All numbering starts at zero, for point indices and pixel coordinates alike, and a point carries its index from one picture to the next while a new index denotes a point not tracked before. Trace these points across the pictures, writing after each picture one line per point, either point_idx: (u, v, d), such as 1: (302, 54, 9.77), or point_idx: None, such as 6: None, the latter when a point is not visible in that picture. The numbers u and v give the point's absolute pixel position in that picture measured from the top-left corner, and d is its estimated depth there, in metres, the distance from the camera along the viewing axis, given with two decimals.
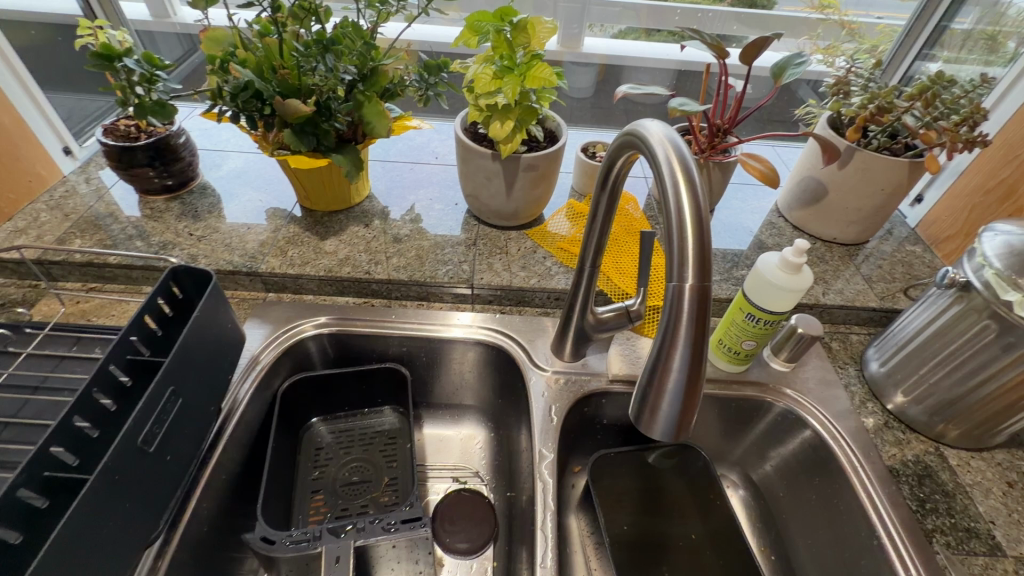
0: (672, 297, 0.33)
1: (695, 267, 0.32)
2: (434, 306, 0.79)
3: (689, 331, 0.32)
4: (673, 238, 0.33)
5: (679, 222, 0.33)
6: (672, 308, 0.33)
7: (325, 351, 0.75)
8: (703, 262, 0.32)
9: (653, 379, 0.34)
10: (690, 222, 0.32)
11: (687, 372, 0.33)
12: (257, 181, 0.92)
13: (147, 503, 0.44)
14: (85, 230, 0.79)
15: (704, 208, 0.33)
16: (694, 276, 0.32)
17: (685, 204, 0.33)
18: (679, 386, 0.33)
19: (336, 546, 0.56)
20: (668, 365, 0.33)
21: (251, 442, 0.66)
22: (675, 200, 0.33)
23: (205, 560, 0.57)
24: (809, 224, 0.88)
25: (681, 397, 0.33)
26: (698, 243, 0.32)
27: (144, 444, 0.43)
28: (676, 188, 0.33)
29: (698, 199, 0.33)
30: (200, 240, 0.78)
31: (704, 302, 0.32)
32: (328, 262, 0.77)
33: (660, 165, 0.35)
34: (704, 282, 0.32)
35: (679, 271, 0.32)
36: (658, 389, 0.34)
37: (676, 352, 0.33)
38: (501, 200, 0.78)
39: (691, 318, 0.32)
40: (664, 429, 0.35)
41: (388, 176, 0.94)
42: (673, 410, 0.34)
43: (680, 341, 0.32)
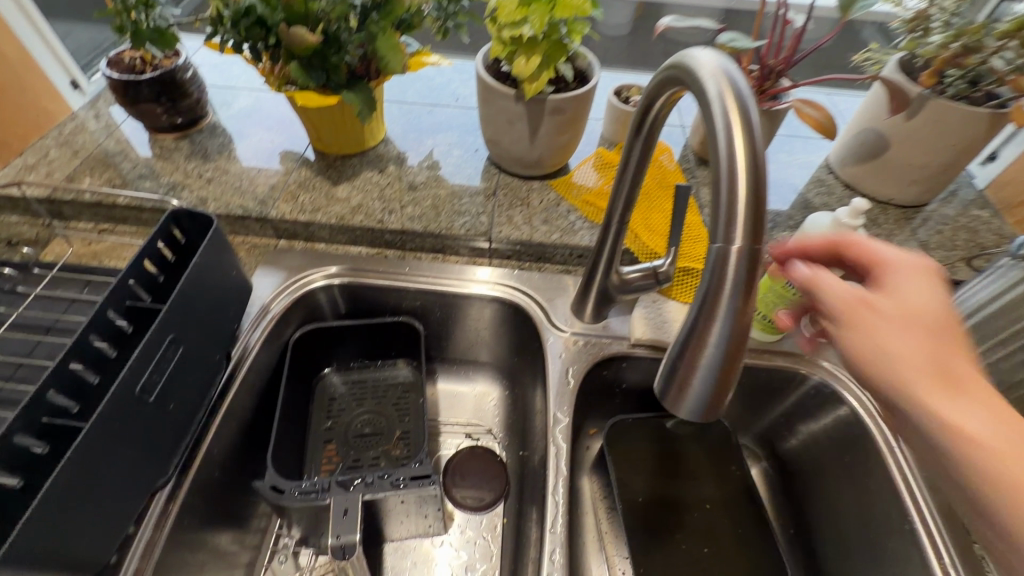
0: (715, 261, 0.28)
1: (746, 226, 0.27)
2: (450, 259, 0.75)
3: (733, 301, 0.28)
4: (722, 190, 0.28)
5: (730, 171, 0.27)
6: (714, 273, 0.28)
7: (336, 303, 0.73)
8: (755, 221, 0.27)
9: (684, 354, 0.30)
10: (743, 171, 0.27)
11: (726, 347, 0.29)
12: (269, 120, 0.87)
13: (149, 450, 0.43)
14: (94, 168, 0.77)
15: (761, 157, 0.27)
16: (743, 237, 0.27)
17: (739, 150, 0.27)
18: (714, 363, 0.29)
19: (344, 499, 0.55)
20: (703, 339, 0.29)
21: (263, 390, 0.66)
22: (728, 146, 0.28)
23: (218, 503, 0.57)
24: (862, 183, 0.79)
25: (716, 373, 0.29)
26: (751, 196, 0.27)
27: (144, 393, 0.42)
28: (728, 131, 0.28)
29: (755, 144, 0.27)
30: (210, 182, 0.75)
31: (755, 267, 0.28)
32: (340, 209, 0.73)
33: (711, 102, 0.29)
34: (755, 244, 0.27)
35: (724, 231, 0.28)
36: (689, 364, 0.30)
37: (714, 325, 0.28)
38: (524, 146, 0.72)
39: (735, 285, 0.28)
40: (693, 408, 0.31)
41: (405, 118, 0.88)
42: (706, 386, 0.30)
43: (721, 310, 0.28)
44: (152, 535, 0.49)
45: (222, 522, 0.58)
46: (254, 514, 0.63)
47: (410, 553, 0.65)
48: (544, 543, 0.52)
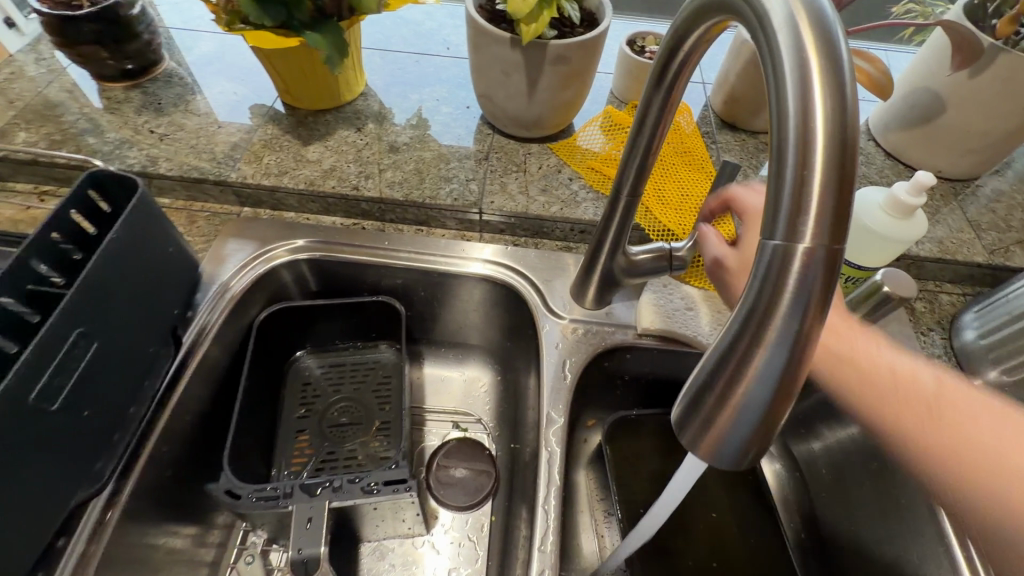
0: (769, 264, 0.20)
1: (822, 220, 0.19)
2: (436, 232, 0.67)
3: (792, 323, 0.20)
4: (787, 164, 0.19)
5: (803, 136, 0.19)
6: (767, 282, 0.20)
7: (306, 279, 0.65)
8: (834, 212, 0.19)
9: (711, 388, 0.22)
10: (823, 136, 0.18)
11: (774, 383, 0.21)
12: (233, 69, 0.77)
13: (55, 467, 0.36)
14: (32, 121, 0.67)
15: (852, 117, 0.18)
16: (816, 233, 0.19)
17: (819, 106, 0.19)
18: (755, 403, 0.21)
19: (308, 506, 0.49)
20: (742, 372, 0.21)
21: (223, 378, 0.59)
22: (802, 99, 0.19)
23: (171, 504, 0.52)
24: (907, 152, 0.69)
25: (757, 417, 0.21)
26: (834, 176, 0.19)
27: (43, 401, 0.34)
28: (803, 78, 0.19)
29: (844, 97, 0.19)
30: (163, 139, 0.66)
31: (829, 278, 0.19)
32: (310, 172, 0.64)
33: (778, 33, 0.20)
34: (833, 243, 0.19)
35: (788, 224, 0.19)
36: (719, 400, 0.22)
37: (760, 354, 0.20)
38: (521, 103, 0.63)
39: (796, 302, 0.20)
40: (720, 455, 0.23)
41: (389, 68, 0.78)
42: (741, 429, 0.22)
43: (773, 332, 0.20)
44: (86, 548, 0.43)
45: (176, 523, 0.52)
46: (216, 510, 0.57)
47: (389, 554, 0.60)
48: (531, 561, 0.46)
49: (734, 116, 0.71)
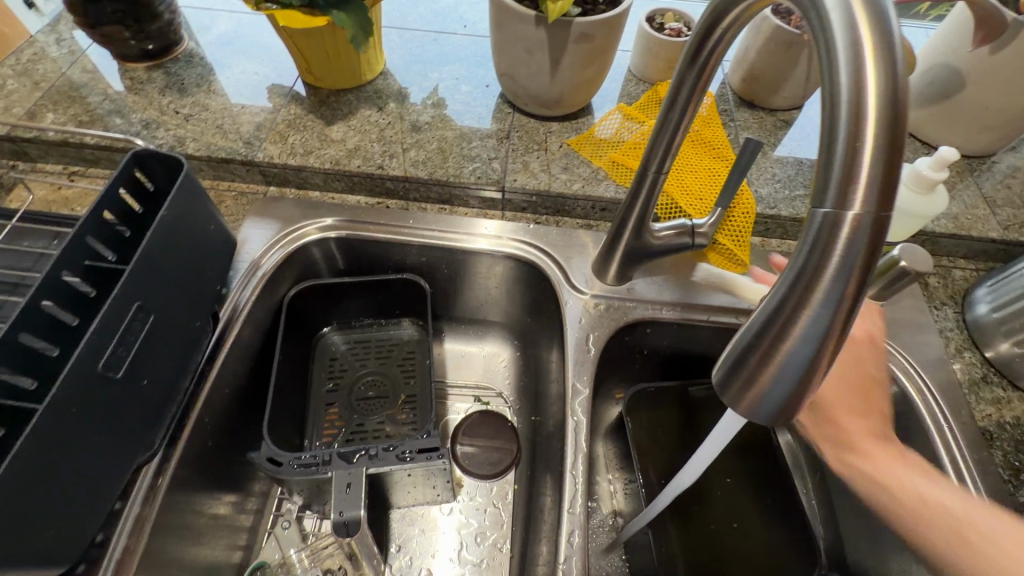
0: (819, 231, 0.21)
1: (871, 189, 0.20)
2: (458, 211, 0.68)
3: (837, 285, 0.21)
4: (838, 136, 0.20)
5: (854, 109, 0.20)
6: (817, 245, 0.21)
7: (333, 258, 0.67)
8: (884, 182, 0.20)
9: (756, 347, 0.23)
10: (874, 109, 0.20)
11: (816, 343, 0.22)
12: (251, 47, 0.77)
13: (119, 432, 0.38)
14: (58, 102, 0.68)
15: (903, 92, 0.20)
16: (864, 201, 0.20)
17: (871, 82, 0.20)
18: (796, 362, 0.23)
19: (346, 473, 0.52)
20: (787, 331, 0.22)
21: (257, 352, 0.61)
22: (855, 73, 0.20)
23: (214, 471, 0.54)
24: (924, 129, 0.70)
25: (799, 374, 0.23)
26: (884, 148, 0.20)
27: (108, 369, 0.36)
28: (856, 55, 0.20)
29: (895, 73, 0.20)
30: (188, 119, 0.67)
31: (875, 244, 0.21)
32: (335, 152, 0.65)
33: (832, 12, 0.21)
34: (880, 211, 0.20)
35: (838, 192, 0.21)
36: (761, 358, 0.23)
37: (805, 314, 0.22)
38: (543, 81, 0.63)
39: (841, 267, 0.21)
40: (761, 411, 0.25)
41: (407, 47, 0.78)
42: (783, 385, 0.23)
43: (818, 295, 0.21)
44: (142, 511, 0.46)
45: (220, 489, 0.55)
46: (253, 478, 0.60)
47: (417, 520, 0.62)
48: (561, 524, 0.49)
49: (752, 93, 0.72)
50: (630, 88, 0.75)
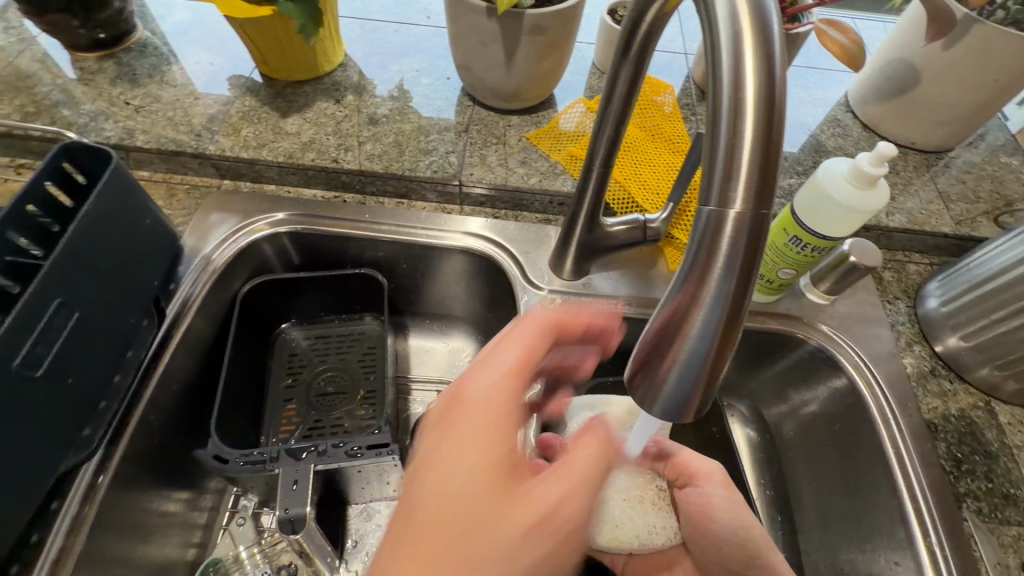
0: (706, 226, 0.22)
1: (749, 186, 0.21)
2: (416, 205, 0.67)
3: (726, 279, 0.21)
4: (721, 132, 0.21)
5: (734, 106, 0.21)
6: (705, 240, 0.22)
7: (287, 252, 0.66)
8: (761, 180, 0.21)
9: (657, 343, 0.23)
10: (752, 107, 0.20)
11: (713, 338, 0.22)
12: (208, 37, 0.75)
13: (43, 431, 0.38)
14: (3, 92, 0.66)
15: (779, 94, 0.20)
16: (746, 198, 0.21)
17: (749, 81, 0.21)
18: (696, 359, 0.22)
19: (294, 469, 0.51)
20: (685, 326, 0.22)
21: (209, 347, 0.60)
22: (735, 70, 0.21)
23: (163, 469, 0.53)
24: (882, 123, 0.70)
25: (697, 371, 0.23)
26: (761, 149, 0.21)
27: (28, 368, 0.35)
28: (737, 60, 0.21)
29: (772, 69, 0.21)
30: (139, 110, 0.65)
31: (756, 240, 0.21)
32: (289, 145, 0.64)
33: (719, 19, 0.21)
34: (760, 208, 0.21)
35: (720, 190, 0.21)
36: (662, 354, 0.23)
37: (700, 308, 0.22)
38: (499, 74, 0.62)
39: (729, 263, 0.21)
40: (668, 411, 0.24)
41: (367, 38, 0.77)
42: (687, 382, 0.23)
43: (709, 286, 0.21)
44: (80, 510, 0.45)
45: (170, 487, 0.54)
46: (207, 476, 0.59)
47: (376, 515, 0.62)
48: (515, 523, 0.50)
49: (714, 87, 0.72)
50: (594, 81, 0.74)
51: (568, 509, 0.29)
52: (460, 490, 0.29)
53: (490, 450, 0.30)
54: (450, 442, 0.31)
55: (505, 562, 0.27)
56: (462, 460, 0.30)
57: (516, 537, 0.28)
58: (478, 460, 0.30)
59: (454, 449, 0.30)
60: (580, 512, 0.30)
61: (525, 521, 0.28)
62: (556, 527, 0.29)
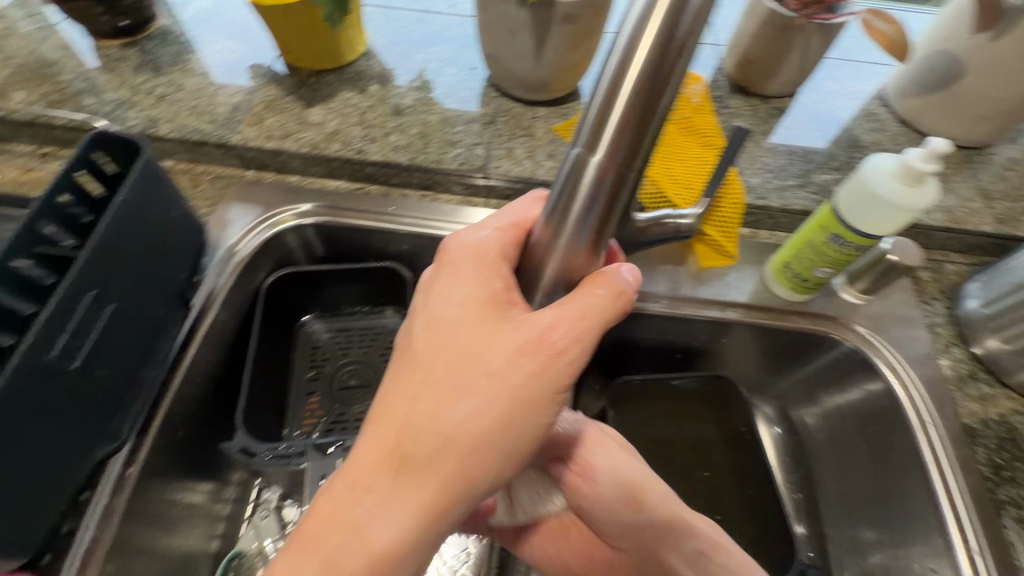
0: (575, 166, 0.30)
1: (613, 145, 0.28)
2: (441, 198, 0.66)
3: (582, 214, 0.31)
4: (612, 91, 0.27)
5: (619, 70, 0.26)
6: (569, 180, 0.30)
7: (312, 244, 0.65)
8: (622, 144, 0.28)
9: (545, 247, 0.34)
10: (634, 76, 0.26)
11: (579, 248, 0.33)
12: (231, 25, 0.74)
13: (77, 424, 0.37)
14: (28, 79, 0.66)
15: (664, 64, 0.25)
16: (609, 157, 0.28)
17: (641, 46, 0.25)
18: (566, 263, 0.34)
19: (322, 464, 0.52)
20: (557, 240, 0.33)
21: (233, 340, 0.60)
22: (632, 39, 0.25)
23: (188, 460, 0.53)
24: (921, 118, 0.68)
25: (569, 265, 0.34)
26: (625, 115, 0.27)
27: (63, 360, 0.35)
28: (640, 26, 0.25)
29: (670, 37, 0.25)
30: (163, 99, 0.65)
31: (614, 188, 0.29)
32: (313, 135, 0.63)
33: None
34: (621, 163, 0.29)
35: (589, 139, 0.29)
36: (546, 249, 0.34)
37: (566, 230, 0.32)
38: (528, 64, 0.61)
39: (587, 203, 0.30)
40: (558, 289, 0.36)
41: (391, 27, 0.75)
42: (561, 270, 0.34)
43: (570, 215, 0.31)
44: (110, 502, 0.45)
45: (195, 478, 0.54)
46: (231, 467, 0.59)
47: None
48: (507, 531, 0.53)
49: (746, 79, 0.70)
50: None
51: (556, 333, 0.33)
52: (452, 314, 0.35)
53: (481, 295, 0.35)
54: (447, 284, 0.36)
55: (497, 375, 0.33)
56: (457, 295, 0.35)
57: (501, 358, 0.33)
58: (472, 294, 0.35)
59: (446, 293, 0.36)
60: (565, 341, 0.33)
61: (514, 340, 0.33)
62: (545, 350, 0.33)
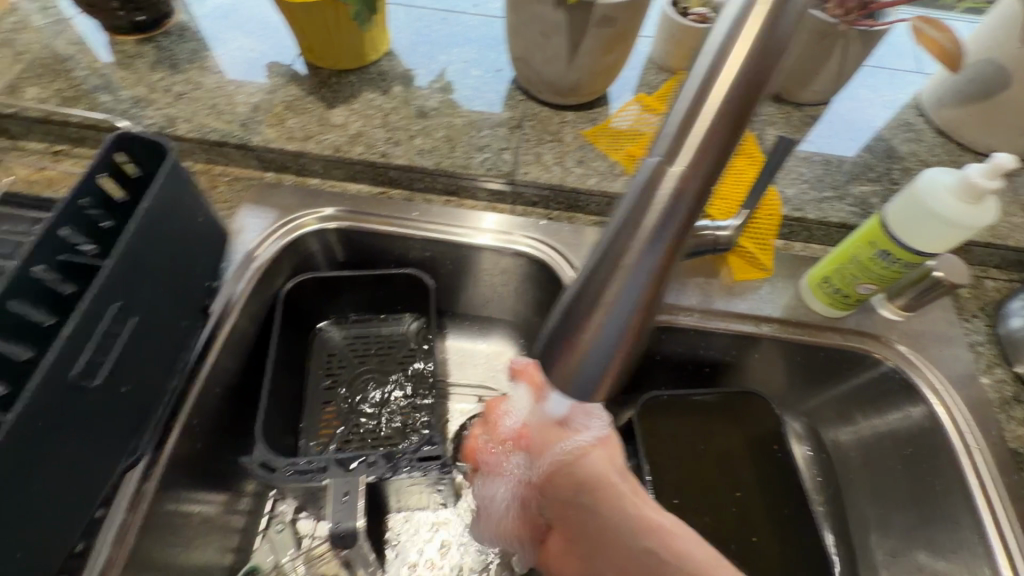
0: (648, 180, 0.25)
1: (696, 153, 0.24)
2: (465, 203, 0.64)
3: (653, 236, 0.25)
4: (701, 94, 0.24)
5: (709, 75, 0.24)
6: (645, 189, 0.25)
7: (332, 248, 0.63)
8: (706, 153, 0.25)
9: (583, 303, 0.25)
10: (732, 78, 0.24)
11: (629, 307, 0.25)
12: (249, 22, 0.72)
13: (95, 443, 0.35)
14: (41, 75, 0.64)
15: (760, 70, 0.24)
16: (689, 167, 0.25)
17: (741, 46, 0.24)
18: (612, 327, 0.25)
19: (344, 480, 0.50)
20: (606, 292, 0.25)
21: (251, 348, 0.58)
22: (727, 42, 0.24)
23: (203, 474, 0.51)
24: (959, 128, 0.66)
25: (618, 330, 0.25)
26: (716, 117, 0.24)
27: (85, 376, 0.33)
28: (735, 29, 0.24)
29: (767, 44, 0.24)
30: (180, 97, 0.63)
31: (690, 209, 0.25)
32: (336, 137, 0.61)
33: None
34: (698, 176, 0.25)
35: (669, 147, 0.25)
36: (589, 307, 0.25)
37: (621, 270, 0.25)
38: (560, 67, 0.59)
39: (658, 228, 0.25)
40: (589, 372, 0.25)
41: (414, 26, 0.73)
42: (601, 343, 0.25)
43: (633, 250, 0.25)
44: (125, 519, 0.43)
45: (210, 491, 0.52)
46: (245, 479, 0.57)
47: (417, 527, 0.59)
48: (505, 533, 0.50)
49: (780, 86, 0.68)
50: (650, 76, 0.71)
51: None
52: None
53: None
54: None
55: None
56: None
57: None
58: None
59: None
60: None
61: None
62: None
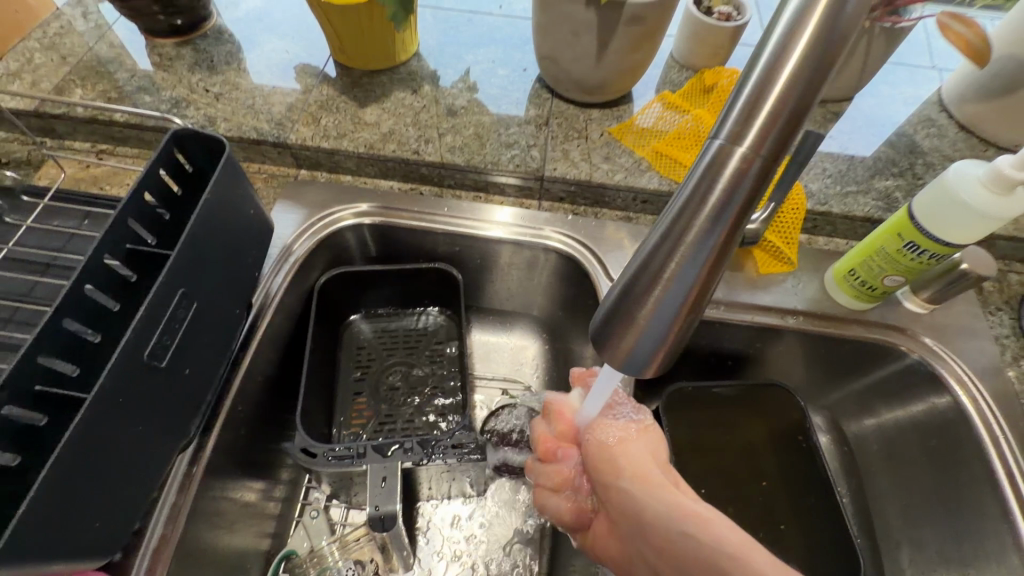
0: (712, 161, 0.26)
1: (759, 136, 0.26)
2: (493, 199, 0.66)
3: (715, 218, 0.26)
4: (765, 80, 0.25)
5: (774, 59, 0.25)
6: (707, 172, 0.26)
7: (365, 243, 0.65)
8: (767, 136, 0.26)
9: (645, 277, 0.27)
10: (798, 62, 0.25)
11: (688, 283, 0.27)
12: (282, 25, 0.74)
13: (160, 422, 0.37)
14: (86, 77, 0.66)
15: (826, 55, 0.25)
16: (751, 149, 0.26)
17: (806, 33, 0.25)
18: (671, 301, 0.27)
19: (382, 466, 0.51)
20: (668, 268, 0.27)
21: (288, 339, 0.60)
22: (791, 31, 0.25)
23: (245, 459, 0.53)
24: (983, 124, 0.66)
25: (677, 305, 0.27)
26: (779, 104, 0.25)
27: (153, 359, 0.35)
28: (800, 18, 0.25)
29: (832, 31, 0.25)
30: (219, 98, 0.65)
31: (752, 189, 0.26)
32: (369, 136, 0.63)
33: None
34: (760, 157, 0.26)
35: (734, 130, 0.26)
36: (651, 281, 0.27)
37: (682, 249, 0.27)
38: (587, 65, 0.60)
39: (719, 207, 0.26)
40: (648, 340, 0.28)
41: (441, 28, 0.75)
42: (660, 315, 0.27)
43: (694, 230, 0.26)
44: (177, 499, 0.45)
45: (251, 477, 0.54)
46: (282, 466, 0.59)
47: (446, 515, 0.61)
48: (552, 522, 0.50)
49: None
50: (673, 74, 0.72)
51: None
52: None
53: None
54: None
55: None
56: None
57: None
58: None
59: None
60: None
61: None
62: None
